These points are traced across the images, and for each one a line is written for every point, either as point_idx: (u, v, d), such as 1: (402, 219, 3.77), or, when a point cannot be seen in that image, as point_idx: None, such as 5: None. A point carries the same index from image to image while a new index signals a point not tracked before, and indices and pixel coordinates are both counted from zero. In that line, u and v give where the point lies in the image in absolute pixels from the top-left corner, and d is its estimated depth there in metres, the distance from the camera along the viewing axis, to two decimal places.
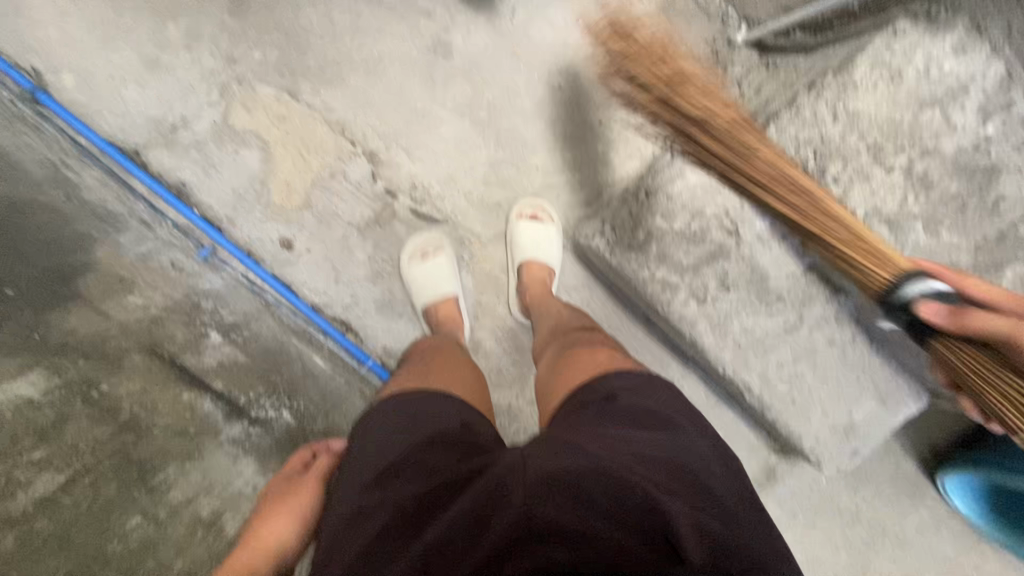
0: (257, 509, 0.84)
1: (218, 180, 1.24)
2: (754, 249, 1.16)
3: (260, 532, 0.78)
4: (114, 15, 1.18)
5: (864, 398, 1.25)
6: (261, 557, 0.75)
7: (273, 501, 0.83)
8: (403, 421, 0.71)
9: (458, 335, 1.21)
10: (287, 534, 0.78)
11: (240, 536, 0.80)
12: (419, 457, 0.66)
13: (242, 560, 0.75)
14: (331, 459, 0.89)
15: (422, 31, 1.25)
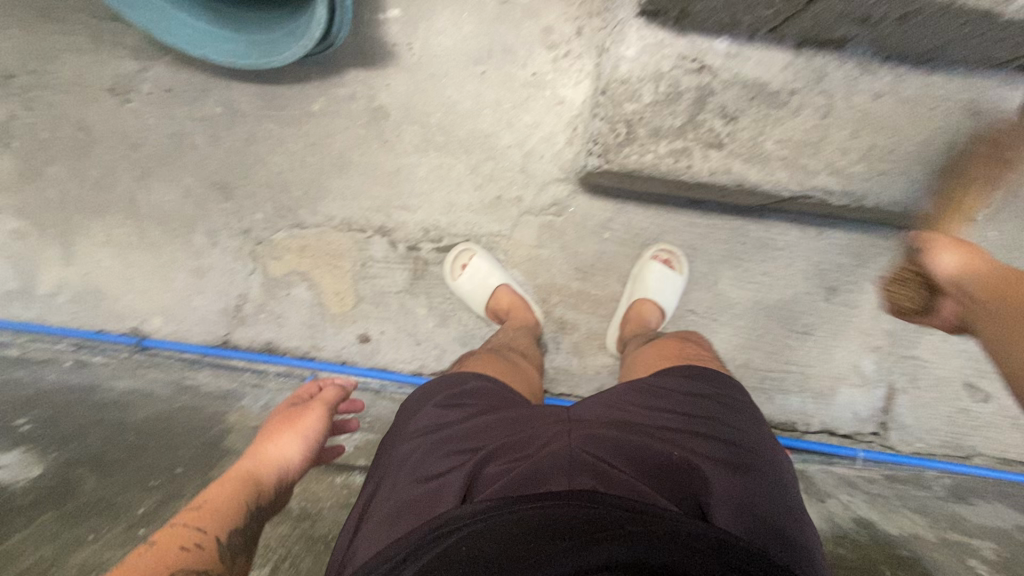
0: (258, 433, 0.91)
1: (289, 324, 1.44)
2: (731, 68, 1.11)
3: (264, 451, 0.85)
4: (156, 256, 1.45)
5: (952, 121, 1.12)
6: (270, 468, 0.82)
7: (277, 423, 0.92)
8: (465, 401, 0.88)
9: (531, 318, 1.36)
10: (292, 452, 0.87)
11: (248, 450, 0.87)
12: (479, 420, 0.83)
13: (250, 467, 0.82)
14: (337, 391, 1.02)
15: (356, 111, 1.39)
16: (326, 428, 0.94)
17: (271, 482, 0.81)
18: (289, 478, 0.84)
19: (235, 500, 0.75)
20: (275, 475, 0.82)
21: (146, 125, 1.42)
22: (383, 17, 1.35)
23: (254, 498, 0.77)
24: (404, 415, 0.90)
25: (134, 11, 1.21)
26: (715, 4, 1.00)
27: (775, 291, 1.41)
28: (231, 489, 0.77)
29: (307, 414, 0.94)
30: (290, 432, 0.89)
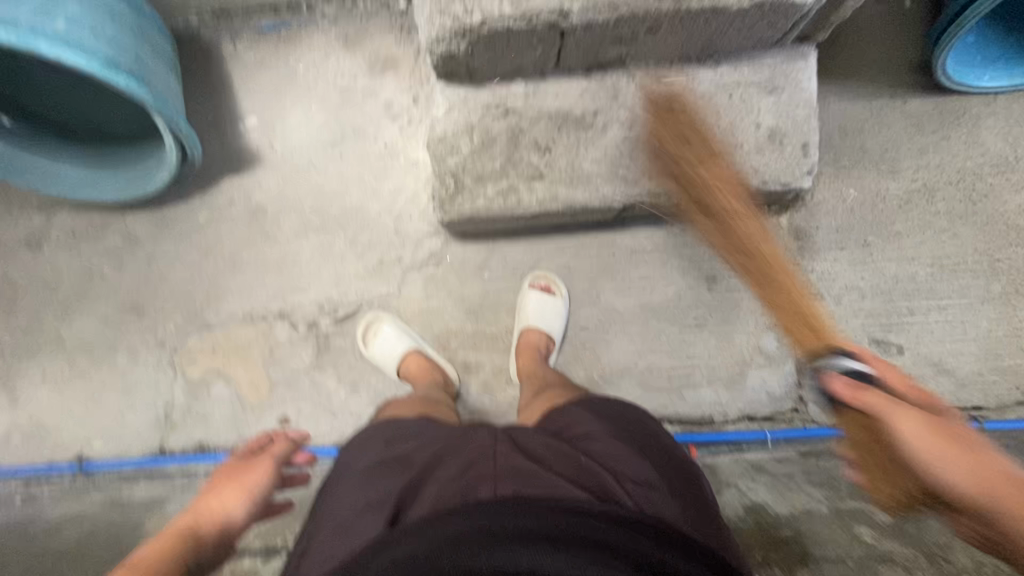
0: (207, 487, 0.99)
1: (215, 421, 1.52)
2: (533, 106, 1.19)
3: (207, 506, 0.92)
4: (89, 383, 1.57)
5: (755, 102, 1.16)
6: (210, 522, 0.89)
7: (223, 480, 0.98)
8: (400, 437, 0.93)
9: (444, 380, 1.38)
10: (232, 507, 0.92)
11: (191, 504, 0.95)
12: (402, 458, 0.86)
13: (189, 523, 0.89)
14: (285, 445, 1.08)
15: (237, 214, 1.51)
16: (267, 482, 0.99)
17: (209, 537, 0.87)
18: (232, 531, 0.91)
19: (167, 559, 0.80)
20: (211, 530, 0.88)
21: (60, 268, 1.57)
22: (243, 127, 1.49)
23: (188, 554, 0.83)
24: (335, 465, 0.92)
25: (18, 176, 1.34)
26: (489, 58, 1.09)
27: (658, 292, 1.44)
28: (171, 542, 0.84)
29: (249, 470, 1.00)
30: (233, 488, 0.96)
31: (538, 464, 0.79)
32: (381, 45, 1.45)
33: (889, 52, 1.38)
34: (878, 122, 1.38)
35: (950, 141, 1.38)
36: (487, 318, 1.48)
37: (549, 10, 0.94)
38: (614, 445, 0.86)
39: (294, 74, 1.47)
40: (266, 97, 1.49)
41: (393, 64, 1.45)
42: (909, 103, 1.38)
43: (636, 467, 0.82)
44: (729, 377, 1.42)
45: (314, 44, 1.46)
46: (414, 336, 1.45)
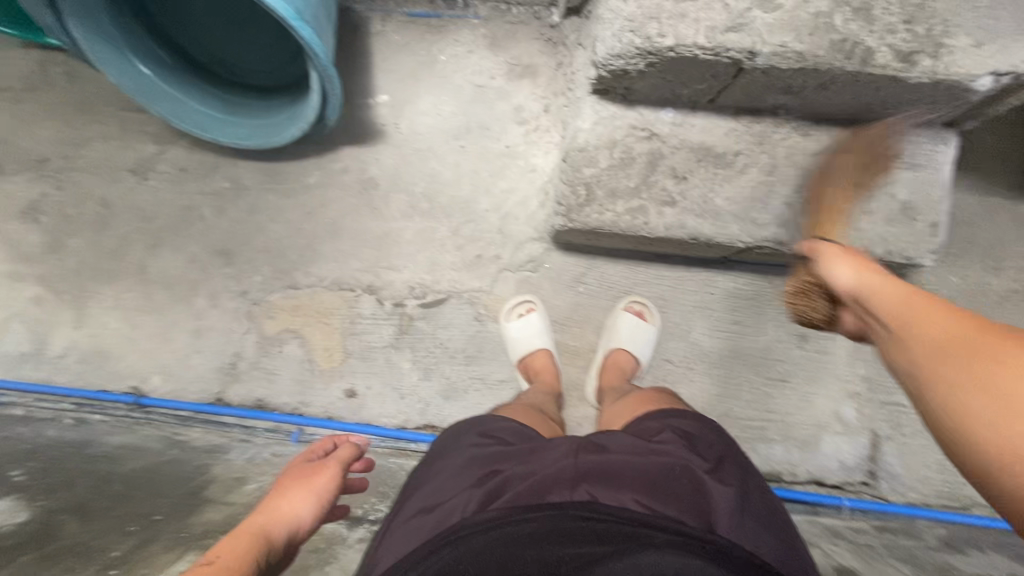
0: (266, 492, 0.85)
1: (280, 380, 1.50)
2: (678, 135, 1.22)
3: (277, 505, 0.80)
4: (162, 319, 1.55)
5: (894, 174, 1.19)
6: (283, 523, 0.76)
7: (290, 482, 0.86)
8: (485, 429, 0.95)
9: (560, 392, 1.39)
10: (303, 512, 0.80)
11: (256, 506, 0.81)
12: (484, 451, 0.88)
13: (262, 522, 0.76)
14: (352, 449, 0.95)
15: (348, 182, 1.53)
16: (333, 490, 0.86)
17: (283, 540, 0.75)
18: (296, 542, 0.77)
19: (256, 551, 0.69)
20: (286, 533, 0.76)
21: (159, 200, 1.58)
22: (373, 102, 1.52)
23: (267, 554, 0.71)
24: (426, 453, 0.97)
25: (156, 103, 1.35)
26: (655, 82, 1.13)
27: (748, 339, 1.45)
28: (249, 541, 0.71)
29: (319, 476, 0.87)
30: (303, 492, 0.84)
31: (618, 469, 0.78)
32: (524, 51, 1.50)
33: (1009, 154, 1.43)
34: (990, 218, 1.41)
35: None
36: (573, 331, 1.48)
37: (739, 48, 0.98)
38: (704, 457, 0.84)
39: (433, 62, 1.52)
40: (401, 78, 1.52)
41: (532, 72, 1.49)
42: (1021, 205, 1.42)
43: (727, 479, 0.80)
44: (804, 438, 1.41)
45: (459, 38, 1.51)
46: (552, 336, 1.46)
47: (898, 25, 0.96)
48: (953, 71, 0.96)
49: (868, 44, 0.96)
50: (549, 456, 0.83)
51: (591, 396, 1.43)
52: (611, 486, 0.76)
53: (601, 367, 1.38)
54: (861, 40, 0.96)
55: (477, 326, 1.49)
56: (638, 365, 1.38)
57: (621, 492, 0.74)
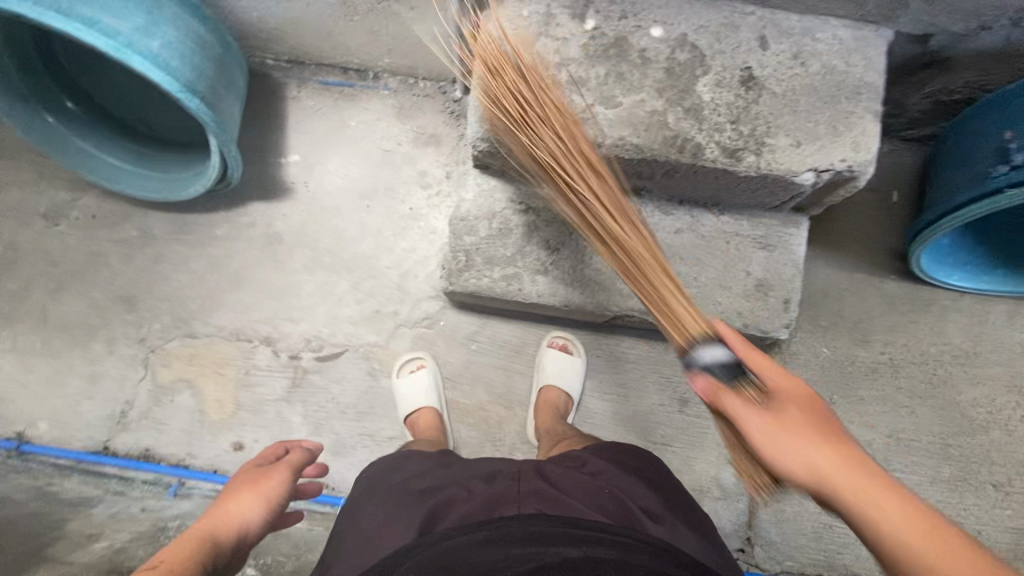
0: (222, 493, 1.07)
1: (168, 430, 1.50)
2: (552, 209, 1.31)
3: (228, 511, 1.01)
4: (57, 363, 1.55)
5: (748, 253, 1.28)
6: (230, 527, 0.98)
7: (243, 486, 1.08)
8: (422, 463, 1.12)
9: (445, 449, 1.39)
10: (251, 514, 1.02)
11: (210, 511, 1.03)
12: (425, 481, 1.05)
13: (209, 528, 0.96)
14: (301, 455, 1.21)
15: (255, 236, 1.58)
16: (281, 493, 1.10)
17: (230, 541, 0.96)
18: (247, 538, 1.00)
19: (199, 558, 0.89)
20: (232, 537, 0.97)
21: (67, 245, 1.61)
22: (284, 161, 1.60)
23: (213, 558, 0.92)
24: (363, 483, 1.12)
25: (67, 154, 1.42)
26: (522, 162, 1.22)
27: (631, 403, 1.49)
28: (197, 547, 0.91)
29: (269, 479, 1.11)
30: (252, 494, 1.06)
31: (547, 487, 0.98)
32: (429, 121, 1.60)
33: (874, 235, 1.53)
34: (855, 294, 1.51)
35: (918, 325, 1.50)
36: (464, 389, 1.51)
37: None
38: (624, 475, 1.07)
39: (344, 127, 1.60)
40: (312, 141, 1.60)
41: (436, 140, 1.59)
42: (885, 283, 1.51)
43: (645, 495, 1.02)
44: None
45: (370, 106, 1.61)
46: (441, 393, 1.48)
47: (725, 124, 1.06)
48: (774, 167, 1.06)
49: (698, 140, 1.06)
50: (486, 483, 1.01)
51: (530, 435, 1.46)
52: (550, 499, 0.95)
53: (536, 406, 1.43)
54: (691, 136, 1.06)
55: (369, 381, 1.51)
56: (572, 400, 1.44)
57: (551, 503, 0.94)
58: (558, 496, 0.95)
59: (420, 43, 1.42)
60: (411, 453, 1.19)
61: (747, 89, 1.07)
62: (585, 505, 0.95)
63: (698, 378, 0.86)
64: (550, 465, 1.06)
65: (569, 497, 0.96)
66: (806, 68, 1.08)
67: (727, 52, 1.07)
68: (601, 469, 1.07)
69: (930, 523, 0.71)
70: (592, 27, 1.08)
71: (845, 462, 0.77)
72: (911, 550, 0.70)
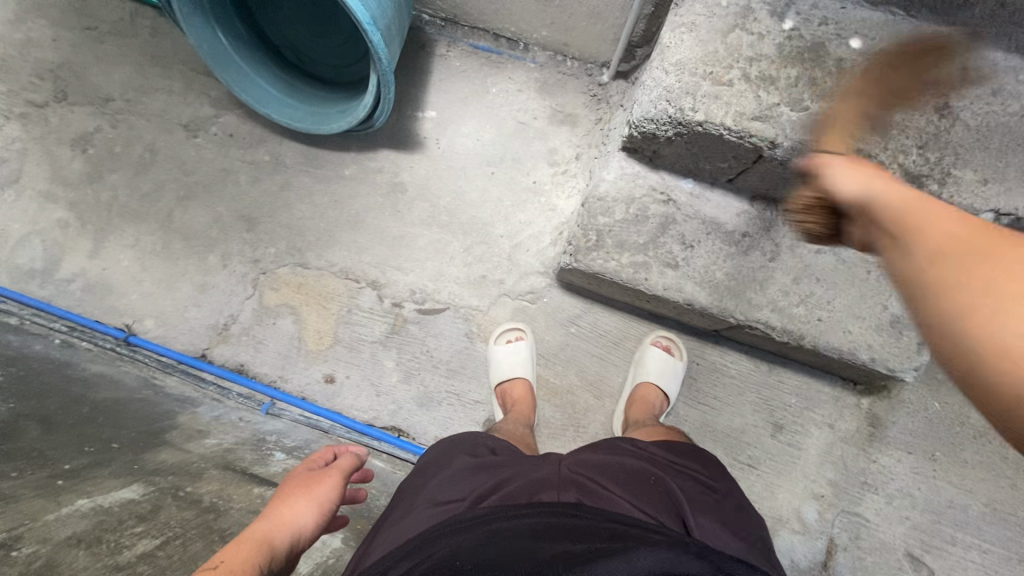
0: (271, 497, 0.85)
1: (265, 351, 1.54)
2: (693, 206, 1.30)
3: (279, 513, 0.79)
4: (172, 266, 1.61)
5: (888, 286, 1.24)
6: (283, 531, 0.76)
7: (294, 487, 0.86)
8: (468, 446, 1.10)
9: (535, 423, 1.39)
10: (305, 517, 0.80)
11: (258, 516, 0.81)
12: (468, 462, 1.02)
13: (263, 531, 0.75)
14: (352, 458, 0.98)
15: (380, 181, 1.61)
16: (337, 497, 0.88)
17: (285, 547, 0.75)
18: (301, 545, 0.78)
19: (255, 564, 0.68)
20: (288, 542, 0.75)
21: (202, 158, 1.67)
22: (420, 115, 1.62)
23: (270, 562, 0.71)
24: (411, 471, 1.11)
25: (224, 70, 1.47)
26: (679, 151, 1.21)
27: (723, 417, 1.46)
28: (250, 551, 0.70)
29: (324, 481, 0.89)
30: (305, 499, 0.84)
31: (594, 482, 0.93)
32: (568, 101, 1.60)
33: None
34: None
35: None
36: (556, 369, 1.51)
37: (762, 136, 1.05)
38: (679, 479, 1.01)
39: (484, 93, 1.63)
40: (451, 100, 1.63)
41: (572, 121, 1.59)
42: None
43: (698, 501, 0.96)
44: None
45: (513, 77, 1.62)
46: (535, 368, 1.47)
47: (912, 148, 1.04)
48: (956, 200, 1.02)
49: (881, 158, 1.05)
50: (531, 469, 0.97)
51: (616, 428, 1.45)
52: (595, 495, 0.89)
53: (630, 400, 1.42)
54: (875, 154, 1.05)
55: (466, 342, 1.52)
56: (667, 401, 1.42)
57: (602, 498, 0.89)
58: (602, 493, 0.90)
59: (584, 20, 1.42)
60: (455, 437, 1.17)
61: (941, 116, 1.04)
62: (633, 503, 0.90)
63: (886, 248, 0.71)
64: (597, 460, 1.02)
65: (620, 494, 0.91)
66: (1007, 106, 1.04)
67: (927, 75, 1.04)
68: (652, 468, 1.02)
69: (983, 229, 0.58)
70: (790, 28, 1.07)
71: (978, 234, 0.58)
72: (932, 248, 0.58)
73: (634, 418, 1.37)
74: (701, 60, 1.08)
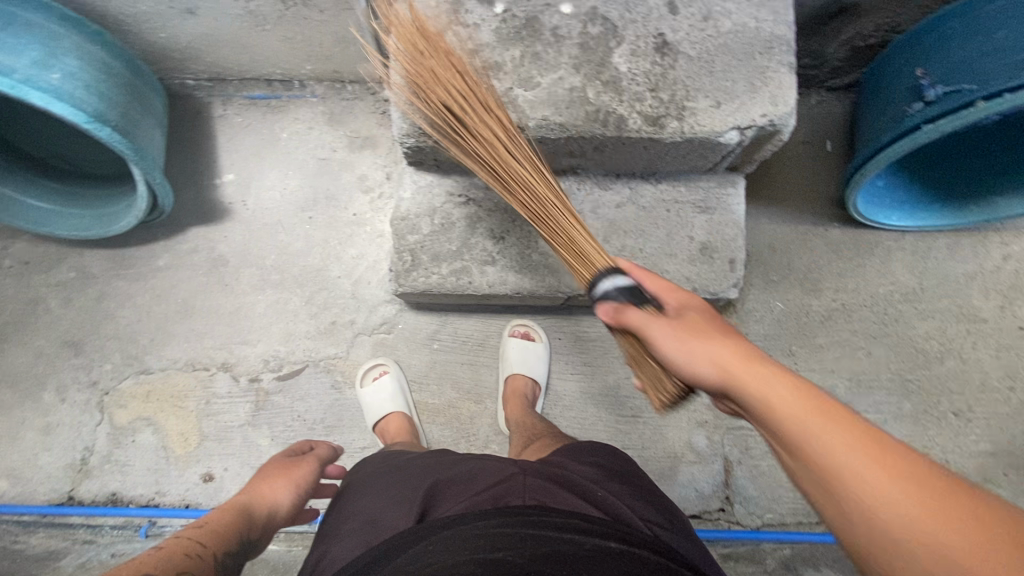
0: (256, 476, 1.09)
1: (133, 472, 1.46)
2: (493, 199, 1.30)
3: (262, 492, 1.04)
4: (6, 419, 1.50)
5: (688, 219, 1.29)
6: (263, 506, 1.01)
7: (275, 470, 1.11)
8: (414, 458, 1.05)
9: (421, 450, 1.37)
10: (283, 494, 1.05)
11: (247, 486, 1.06)
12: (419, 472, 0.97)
13: (245, 503, 1.00)
14: (328, 449, 1.24)
15: (200, 261, 1.54)
16: (311, 476, 1.12)
17: (262, 518, 0.99)
18: (277, 520, 1.02)
19: (236, 529, 0.93)
20: (264, 514, 1.00)
21: (3, 295, 1.55)
22: (218, 182, 1.55)
23: (248, 529, 0.95)
24: (350, 478, 1.06)
25: None
26: (453, 154, 1.20)
27: (598, 380, 1.50)
28: (234, 518, 0.95)
29: (300, 465, 1.13)
30: (283, 478, 1.08)
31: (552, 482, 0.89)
32: (361, 125, 1.57)
33: (814, 186, 1.54)
34: (803, 246, 1.53)
35: (864, 269, 1.53)
36: (431, 388, 1.51)
37: None
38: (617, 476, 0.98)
39: (276, 141, 1.57)
40: (244, 158, 1.57)
41: (372, 143, 1.56)
42: (830, 231, 1.54)
43: (642, 506, 0.91)
44: (660, 471, 1.46)
45: (299, 116, 1.57)
46: (408, 397, 1.46)
47: (645, 93, 1.06)
48: (697, 130, 1.06)
49: (620, 112, 1.06)
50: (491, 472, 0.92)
51: (502, 426, 1.47)
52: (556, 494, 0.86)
53: (503, 397, 1.43)
54: (613, 109, 1.05)
55: (335, 393, 1.49)
56: (538, 385, 1.45)
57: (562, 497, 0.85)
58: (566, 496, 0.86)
59: (335, 46, 1.38)
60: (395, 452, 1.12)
61: (663, 56, 1.07)
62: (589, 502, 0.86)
63: (601, 309, 0.87)
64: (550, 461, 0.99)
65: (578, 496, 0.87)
66: (718, 27, 1.08)
67: (639, 20, 1.07)
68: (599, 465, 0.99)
69: (922, 493, 0.57)
70: (502, 10, 1.07)
71: (799, 394, 0.67)
72: (803, 450, 0.64)
73: (510, 415, 1.39)
74: None
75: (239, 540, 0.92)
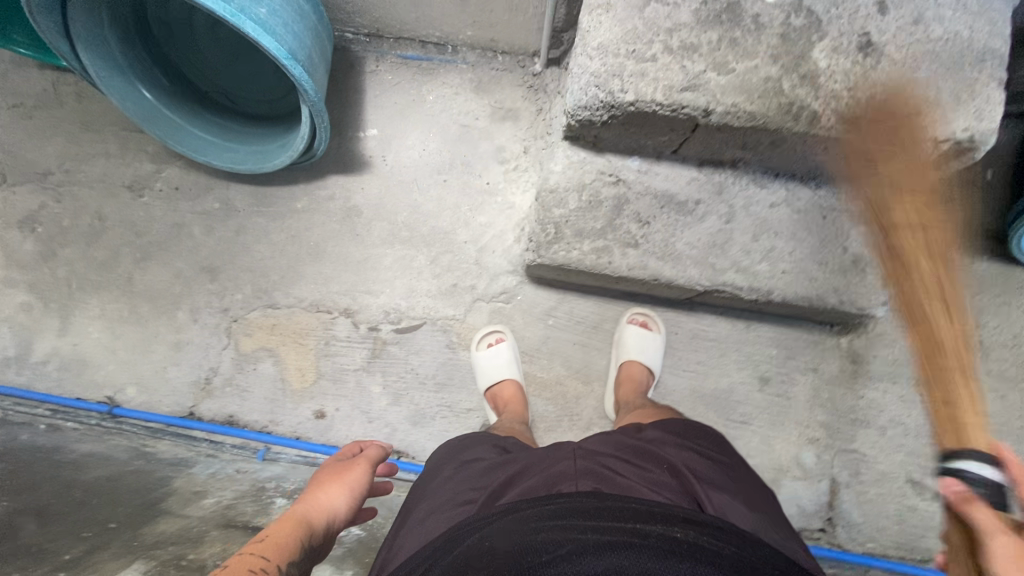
0: (308, 485, 1.00)
1: (251, 398, 1.53)
2: (643, 182, 1.29)
3: (318, 498, 0.94)
4: (142, 330, 1.60)
5: (844, 228, 1.25)
6: (320, 513, 0.91)
7: (326, 476, 1.01)
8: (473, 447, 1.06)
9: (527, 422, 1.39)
10: (339, 501, 0.95)
11: (300, 498, 0.96)
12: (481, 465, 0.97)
13: (302, 511, 0.91)
14: (378, 450, 1.12)
15: (336, 209, 1.60)
16: (365, 482, 1.02)
17: (322, 526, 0.89)
18: (336, 526, 0.93)
19: (297, 538, 0.83)
20: (324, 521, 0.90)
21: (152, 216, 1.64)
22: (362, 135, 1.60)
23: (309, 537, 0.86)
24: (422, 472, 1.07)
25: (152, 122, 1.43)
26: (618, 134, 1.21)
27: (710, 380, 1.48)
28: (293, 527, 0.85)
29: (353, 468, 1.04)
30: (338, 484, 0.99)
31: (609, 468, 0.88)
32: (507, 97, 1.59)
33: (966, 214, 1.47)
34: None
35: (1010, 308, 1.45)
36: (540, 363, 1.52)
37: (694, 106, 1.05)
38: (688, 455, 0.95)
39: (422, 101, 1.61)
40: (389, 115, 1.61)
41: (514, 116, 1.58)
42: (978, 263, 1.46)
43: (708, 479, 0.89)
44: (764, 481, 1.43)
45: (446, 81, 1.61)
46: (520, 367, 1.49)
47: (842, 92, 1.03)
48: None
49: (814, 108, 1.03)
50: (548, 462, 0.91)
51: (608, 411, 1.47)
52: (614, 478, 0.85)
53: (616, 381, 1.43)
54: (807, 104, 1.03)
55: (448, 353, 1.53)
56: (652, 375, 1.44)
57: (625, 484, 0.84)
58: (626, 482, 0.85)
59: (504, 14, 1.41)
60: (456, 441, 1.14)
61: (865, 56, 1.03)
62: (646, 485, 0.85)
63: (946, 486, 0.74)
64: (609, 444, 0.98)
65: (638, 481, 0.85)
66: (929, 33, 1.04)
67: (845, 17, 1.04)
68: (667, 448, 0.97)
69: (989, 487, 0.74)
70: None
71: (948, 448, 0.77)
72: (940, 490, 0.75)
73: (622, 400, 1.39)
74: (621, 40, 1.07)
75: (302, 552, 0.82)
